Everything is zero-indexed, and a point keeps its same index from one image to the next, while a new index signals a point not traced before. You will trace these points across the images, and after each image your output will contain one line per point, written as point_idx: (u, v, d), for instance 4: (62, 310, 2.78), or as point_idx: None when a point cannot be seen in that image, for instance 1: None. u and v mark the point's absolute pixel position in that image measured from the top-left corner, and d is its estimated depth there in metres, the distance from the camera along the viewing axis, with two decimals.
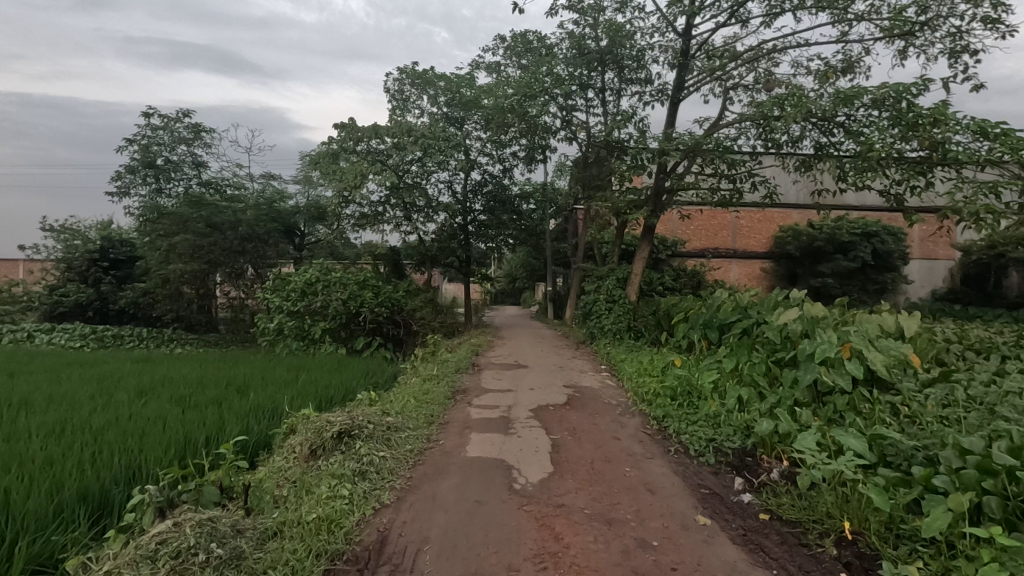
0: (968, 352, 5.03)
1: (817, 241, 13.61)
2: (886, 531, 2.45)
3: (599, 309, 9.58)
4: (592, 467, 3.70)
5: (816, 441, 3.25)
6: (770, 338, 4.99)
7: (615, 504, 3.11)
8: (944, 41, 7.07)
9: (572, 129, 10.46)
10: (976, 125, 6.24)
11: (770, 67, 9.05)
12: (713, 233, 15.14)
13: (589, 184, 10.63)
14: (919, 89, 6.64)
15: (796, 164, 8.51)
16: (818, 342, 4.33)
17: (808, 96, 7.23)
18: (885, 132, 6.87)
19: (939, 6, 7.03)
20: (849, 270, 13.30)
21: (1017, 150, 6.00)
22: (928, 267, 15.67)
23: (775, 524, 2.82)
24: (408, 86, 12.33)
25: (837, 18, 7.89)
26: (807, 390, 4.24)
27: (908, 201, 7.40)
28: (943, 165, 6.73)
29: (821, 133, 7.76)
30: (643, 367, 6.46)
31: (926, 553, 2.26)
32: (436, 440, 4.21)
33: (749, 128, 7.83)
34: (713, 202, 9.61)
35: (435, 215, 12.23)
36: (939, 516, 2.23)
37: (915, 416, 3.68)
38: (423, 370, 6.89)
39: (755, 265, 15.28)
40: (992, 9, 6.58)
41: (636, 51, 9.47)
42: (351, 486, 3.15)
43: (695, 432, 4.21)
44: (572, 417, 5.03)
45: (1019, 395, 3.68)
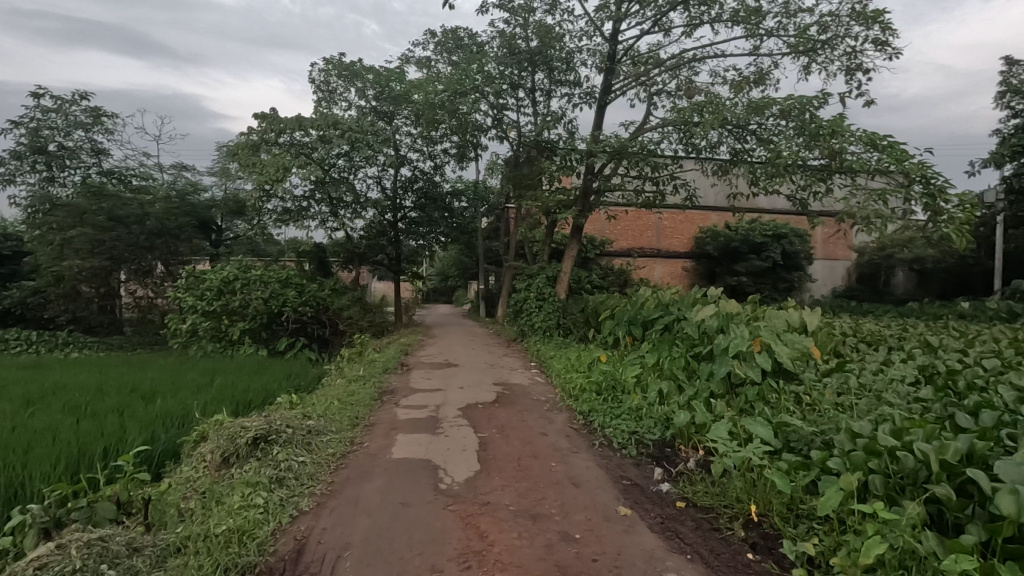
0: (861, 344, 5.52)
1: (733, 242, 14.50)
2: (787, 512, 2.62)
3: (529, 307, 9.70)
4: (519, 463, 3.72)
5: (728, 430, 3.44)
6: (689, 333, 5.23)
7: (540, 499, 3.15)
8: (841, 58, 7.70)
9: (503, 128, 10.52)
10: (867, 136, 6.84)
11: (691, 75, 9.52)
12: (638, 233, 15.68)
13: (520, 183, 10.72)
14: (820, 102, 7.20)
15: (714, 168, 9.01)
16: (731, 337, 4.58)
17: (723, 105, 7.66)
18: (791, 141, 7.37)
19: (837, 26, 7.64)
20: (761, 270, 14.33)
21: (901, 161, 6.65)
22: (829, 266, 16.62)
23: (690, 511, 2.97)
24: (334, 78, 11.92)
25: (750, 33, 8.39)
26: (721, 382, 4.50)
27: (812, 205, 8.00)
28: (840, 173, 7.32)
29: (736, 140, 8.21)
30: (571, 362, 6.61)
31: (820, 530, 2.44)
32: (361, 443, 4.09)
33: (671, 131, 8.16)
34: (638, 204, 10.00)
35: (363, 211, 11.87)
36: (831, 495, 2.40)
37: (815, 404, 3.99)
38: (350, 371, 6.69)
39: (678, 264, 15.98)
40: (882, 32, 7.22)
41: (565, 53, 9.63)
42: (266, 495, 2.99)
43: (619, 425, 4.35)
44: (500, 415, 5.05)
45: (901, 382, 4.07)
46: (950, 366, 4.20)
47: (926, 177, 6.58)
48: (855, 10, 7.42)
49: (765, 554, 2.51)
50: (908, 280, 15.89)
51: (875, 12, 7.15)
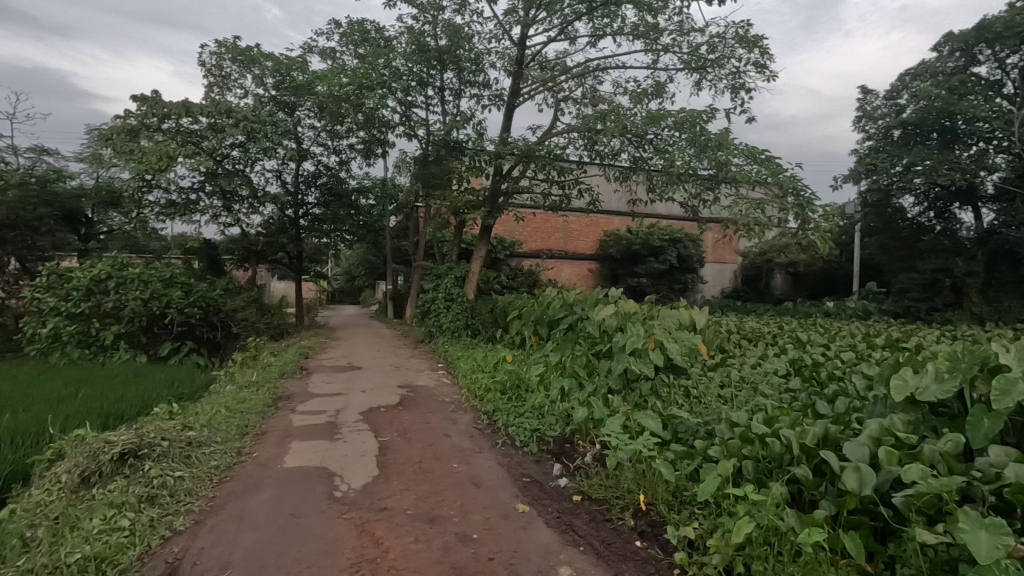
0: (743, 340, 6.03)
1: (634, 245, 15.29)
2: (672, 499, 2.79)
3: (437, 308, 9.61)
4: (420, 466, 3.66)
5: (623, 424, 3.60)
6: (591, 332, 5.44)
7: (439, 502, 3.11)
8: (727, 77, 8.35)
9: (411, 125, 10.34)
10: (749, 150, 7.47)
11: (595, 84, 9.91)
12: (547, 235, 16.01)
13: (428, 182, 10.38)
14: (709, 116, 7.78)
15: (616, 174, 9.42)
16: (628, 335, 4.81)
17: (623, 115, 8.02)
18: (684, 151, 7.89)
19: (724, 47, 8.28)
20: (659, 271, 15.29)
21: (777, 173, 7.36)
22: (718, 269, 17.81)
23: (585, 504, 3.07)
24: (228, 63, 11.12)
25: (648, 47, 8.86)
26: (619, 378, 4.74)
27: (702, 212, 8.60)
28: (726, 183, 7.89)
29: (636, 148, 8.65)
30: (477, 362, 6.62)
31: (700, 514, 2.61)
32: (249, 453, 3.82)
33: (576, 137, 8.44)
34: (545, 206, 10.25)
35: (260, 206, 11.12)
36: (710, 480, 2.58)
37: (700, 397, 4.29)
38: (241, 377, 6.23)
39: (584, 265, 16.53)
40: (762, 56, 7.91)
41: (474, 54, 9.63)
42: (134, 515, 2.71)
43: (521, 423, 4.42)
44: (405, 418, 4.94)
45: (775, 374, 4.47)
46: (815, 359, 4.69)
47: (797, 189, 7.31)
48: (738, 34, 8.08)
49: (651, 541, 2.66)
50: (785, 282, 17.59)
51: (755, 37, 7.83)
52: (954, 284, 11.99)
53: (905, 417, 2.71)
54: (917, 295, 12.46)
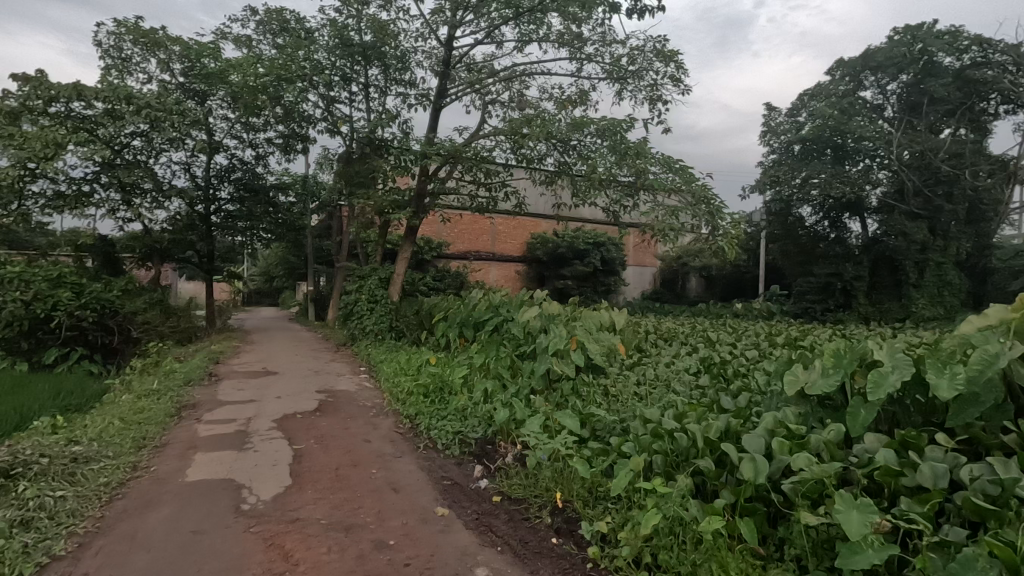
0: (658, 339, 6.32)
1: (560, 248, 15.64)
2: (587, 495, 2.87)
3: (360, 309, 9.34)
4: (336, 474, 3.54)
5: (542, 424, 3.67)
6: (515, 334, 5.51)
7: (355, 509, 3.02)
8: (645, 89, 8.73)
9: (334, 121, 10.01)
10: (665, 159, 7.85)
11: (522, 89, 10.04)
12: (474, 237, 16.00)
13: (352, 180, 10.09)
14: (629, 126, 8.10)
15: (542, 178, 9.57)
16: (551, 336, 4.92)
17: (547, 121, 8.20)
18: (605, 159, 8.18)
19: (643, 60, 8.65)
20: (584, 274, 15.73)
21: (690, 182, 7.80)
22: (639, 272, 18.57)
23: (504, 504, 3.10)
24: (129, 44, 10.25)
25: (573, 55, 9.09)
26: (541, 379, 4.83)
27: (623, 217, 8.94)
28: (644, 191, 8.23)
29: (560, 154, 8.84)
30: (401, 365, 6.51)
31: (613, 509, 2.71)
32: (146, 468, 3.54)
33: (502, 141, 8.51)
34: (472, 208, 10.25)
35: (165, 201, 10.33)
36: (623, 475, 2.68)
37: (618, 395, 4.46)
38: (140, 385, 5.76)
39: (511, 268, 16.68)
40: (677, 70, 8.34)
41: (400, 52, 9.45)
42: (4, 542, 2.44)
43: (444, 426, 4.40)
44: (322, 424, 4.76)
45: (686, 372, 4.72)
46: (722, 357, 5.00)
47: (708, 198, 7.77)
48: (656, 48, 8.47)
49: (567, 537, 2.72)
50: (699, 285, 18.61)
51: (671, 52, 8.25)
52: (844, 287, 13.19)
53: (795, 409, 2.95)
54: (813, 298, 13.61)
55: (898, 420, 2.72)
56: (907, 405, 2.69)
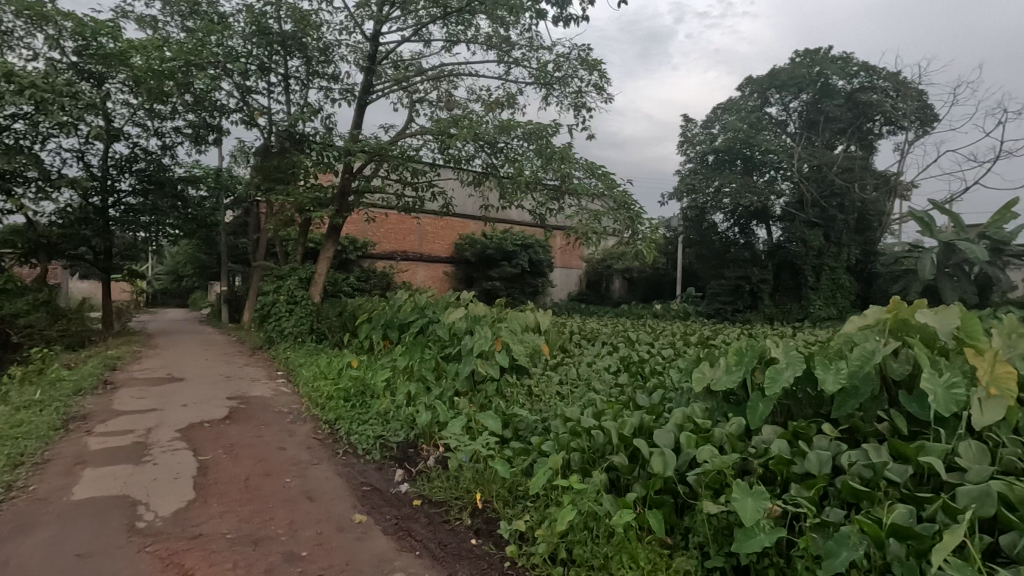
0: (582, 340, 6.50)
1: (489, 249, 15.71)
2: (506, 495, 2.91)
3: (278, 311, 8.91)
4: (246, 484, 3.36)
5: (465, 426, 3.67)
6: (441, 335, 5.51)
7: (266, 520, 2.89)
8: (570, 95, 8.94)
9: (250, 113, 9.49)
10: (589, 165, 8.08)
11: (450, 89, 9.98)
12: (401, 236, 15.71)
13: (270, 176, 9.64)
14: (554, 131, 8.27)
15: (470, 179, 9.56)
16: (476, 337, 4.94)
17: (474, 122, 8.22)
18: (531, 162, 8.30)
19: (569, 67, 8.86)
20: (512, 275, 15.89)
21: (612, 188, 8.07)
22: (565, 274, 18.99)
23: (424, 507, 3.07)
24: (9, 16, 9.20)
25: (501, 59, 9.14)
26: (466, 380, 4.84)
27: (549, 220, 9.09)
28: (568, 195, 8.41)
29: (488, 156, 8.87)
30: (321, 368, 6.27)
31: (531, 507, 2.75)
32: (22, 488, 3.19)
33: (429, 140, 8.42)
34: (398, 208, 10.06)
35: (54, 191, 9.36)
36: (541, 474, 2.73)
37: (541, 395, 4.55)
38: (19, 395, 5.18)
39: (439, 268, 16.52)
40: (601, 79, 8.60)
41: (322, 44, 9.11)
42: None
43: (364, 430, 4.29)
44: (232, 432, 4.50)
45: (606, 371, 4.89)
46: (641, 356, 5.22)
47: (628, 204, 8.09)
48: (581, 57, 8.70)
49: (486, 537, 2.73)
50: (622, 286, 19.31)
51: (594, 61, 8.50)
52: (752, 289, 14.17)
53: (703, 405, 3.13)
54: (725, 299, 14.51)
55: (792, 412, 2.95)
56: (799, 397, 2.93)
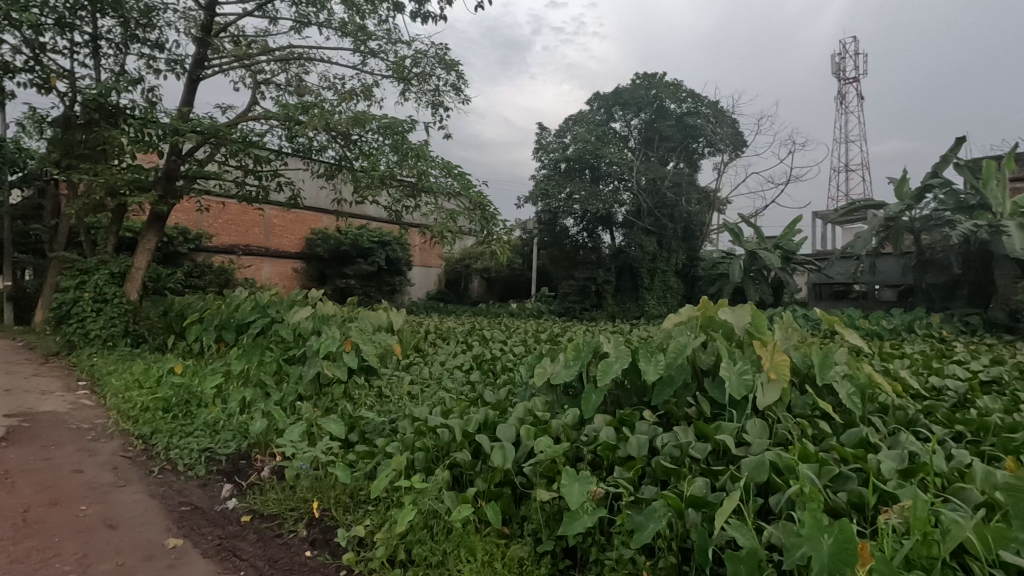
0: (437, 339, 6.48)
1: (343, 245, 15.07)
2: (347, 501, 2.80)
3: (82, 310, 7.59)
4: (24, 517, 2.82)
5: (304, 431, 3.47)
6: (284, 336, 5.24)
7: (49, 558, 2.45)
8: (428, 92, 8.86)
9: (46, 75, 7.99)
10: (445, 164, 8.08)
11: (301, 73, 9.35)
12: (243, 229, 14.31)
13: (72, 151, 8.18)
14: (410, 127, 8.13)
15: (321, 171, 9.03)
16: (323, 338, 4.71)
17: (324, 111, 7.78)
18: (387, 156, 8.06)
19: (427, 64, 8.78)
20: (368, 273, 15.37)
21: (468, 188, 8.17)
22: (425, 273, 19.14)
23: (254, 523, 2.83)
24: None
25: (356, 47, 8.77)
26: (310, 384, 4.57)
27: (405, 217, 8.90)
28: (425, 193, 8.31)
29: (341, 147, 8.45)
30: (135, 376, 5.47)
31: (372, 511, 2.68)
32: None
33: (274, 125, 7.78)
34: (238, 197, 9.14)
35: None
36: (384, 476, 2.68)
37: (392, 395, 4.47)
38: None
39: (287, 265, 15.36)
40: (458, 79, 8.65)
41: (144, 6, 7.98)
42: None
43: (188, 443, 3.84)
44: (10, 456, 3.75)
45: (458, 369, 4.94)
46: (492, 354, 5.36)
47: (483, 204, 8.24)
48: (439, 55, 8.67)
49: (322, 548, 2.59)
50: (480, 286, 19.69)
51: (452, 61, 8.53)
52: (597, 289, 15.30)
53: (543, 399, 3.32)
54: (574, 298, 15.49)
55: (620, 401, 3.24)
56: (626, 387, 3.23)
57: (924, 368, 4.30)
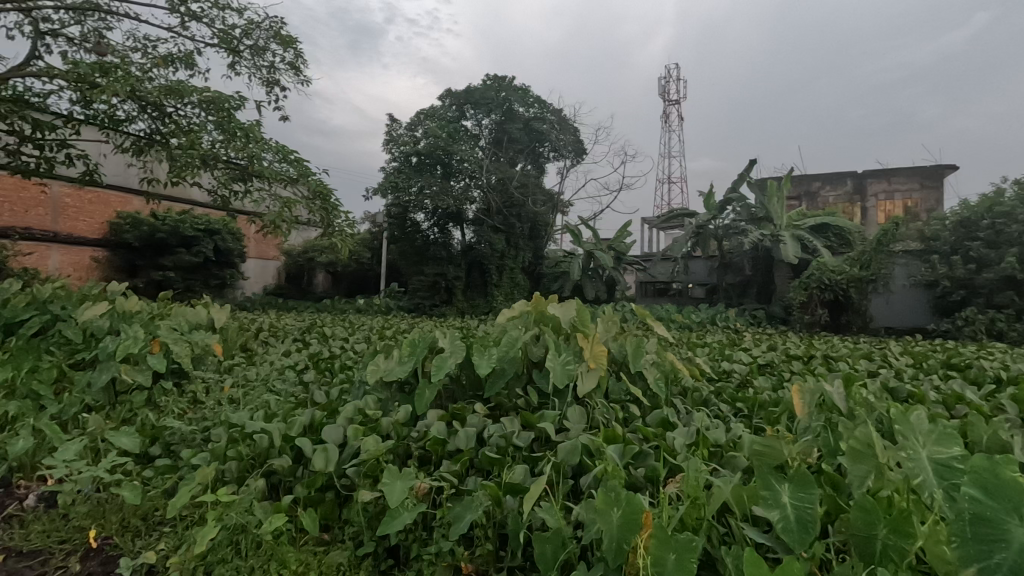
0: (269, 337, 5.95)
1: (160, 232, 13.18)
2: (138, 525, 2.45)
3: None
4: None
5: (86, 448, 2.95)
6: (70, 337, 4.43)
7: None
8: (262, 68, 8.11)
9: None
10: (280, 148, 7.46)
11: (101, 29, 7.96)
12: (23, 209, 11.86)
13: None
14: (236, 104, 7.33)
15: (128, 147, 7.82)
16: (121, 338, 4.06)
17: (130, 74, 6.71)
18: (210, 134, 7.20)
19: (259, 36, 8.02)
20: (191, 265, 13.62)
21: (306, 175, 7.63)
22: (261, 266, 17.62)
23: (8, 563, 2.33)
24: None
25: (174, 7, 7.70)
26: (101, 392, 3.91)
27: (233, 203, 8.04)
28: (257, 178, 7.57)
29: (152, 120, 7.36)
30: None
31: (169, 532, 2.36)
32: None
33: (61, 86, 6.50)
34: (9, 169, 7.47)
35: None
36: (185, 492, 2.39)
37: (207, 401, 3.99)
38: None
39: (84, 253, 13.10)
40: (296, 57, 8.04)
41: None
42: None
43: None
44: None
45: (291, 369, 4.58)
46: (330, 352, 5.06)
47: (324, 194, 7.80)
48: (274, 28, 7.99)
49: None
50: (325, 281, 18.68)
51: (289, 37, 7.90)
52: (447, 285, 15.29)
53: (376, 397, 3.21)
54: (425, 294, 15.37)
55: (455, 396, 3.27)
56: (461, 382, 3.26)
57: (719, 355, 4.98)
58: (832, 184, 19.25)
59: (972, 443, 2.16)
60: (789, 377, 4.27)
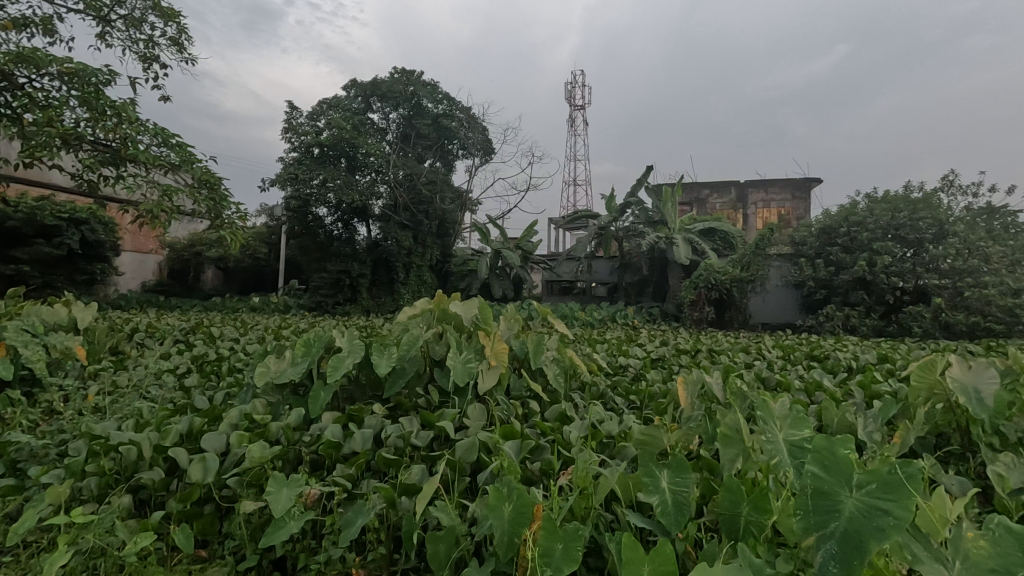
0: (145, 338, 5.39)
1: (11, 221, 11.52)
2: None
3: None
4: None
5: None
6: None
7: None
8: (137, 42, 7.35)
9: None
10: (159, 130, 6.80)
11: None
12: None
13: None
14: (105, 79, 6.58)
15: None
16: None
17: None
18: (73, 111, 6.40)
19: (134, 6, 7.26)
20: (52, 258, 12.07)
21: (190, 162, 7.03)
22: (139, 260, 15.91)
23: None
24: None
25: None
26: None
27: (102, 190, 7.21)
28: (131, 162, 6.84)
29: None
30: None
31: (10, 562, 2.07)
32: None
33: None
34: None
35: None
36: (32, 514, 2.11)
37: (65, 411, 3.54)
38: None
39: None
40: (178, 33, 7.38)
41: None
42: None
43: None
44: None
45: (170, 373, 4.18)
46: (216, 354, 4.68)
47: (211, 183, 7.22)
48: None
49: None
50: (215, 277, 17.60)
51: (171, 10, 7.23)
52: (351, 283, 14.75)
53: (266, 401, 3.02)
54: (327, 292, 14.71)
55: (353, 397, 3.15)
56: (360, 382, 3.16)
57: (616, 350, 5.22)
58: (718, 192, 20.93)
59: (824, 425, 2.44)
60: (677, 370, 4.58)
